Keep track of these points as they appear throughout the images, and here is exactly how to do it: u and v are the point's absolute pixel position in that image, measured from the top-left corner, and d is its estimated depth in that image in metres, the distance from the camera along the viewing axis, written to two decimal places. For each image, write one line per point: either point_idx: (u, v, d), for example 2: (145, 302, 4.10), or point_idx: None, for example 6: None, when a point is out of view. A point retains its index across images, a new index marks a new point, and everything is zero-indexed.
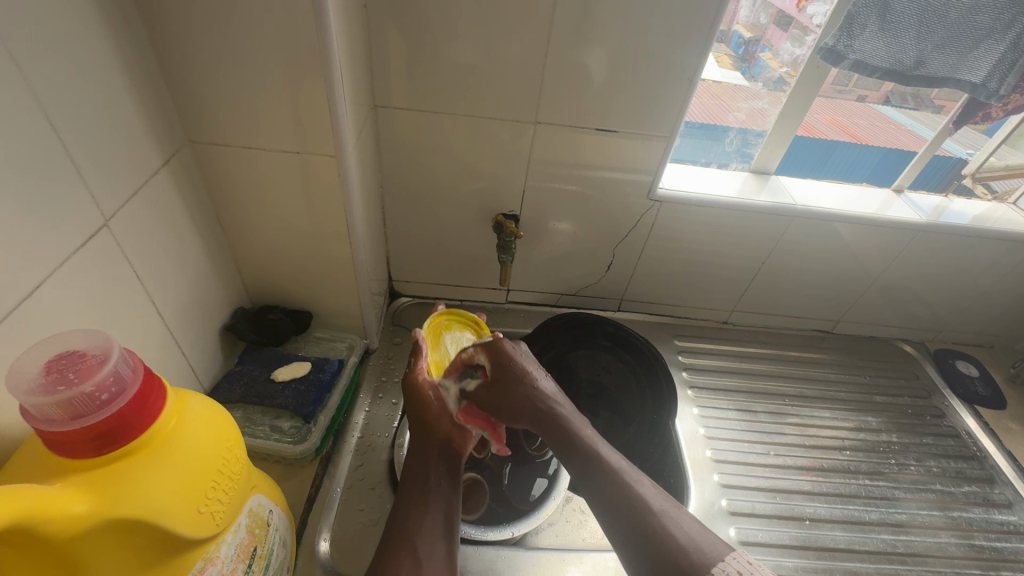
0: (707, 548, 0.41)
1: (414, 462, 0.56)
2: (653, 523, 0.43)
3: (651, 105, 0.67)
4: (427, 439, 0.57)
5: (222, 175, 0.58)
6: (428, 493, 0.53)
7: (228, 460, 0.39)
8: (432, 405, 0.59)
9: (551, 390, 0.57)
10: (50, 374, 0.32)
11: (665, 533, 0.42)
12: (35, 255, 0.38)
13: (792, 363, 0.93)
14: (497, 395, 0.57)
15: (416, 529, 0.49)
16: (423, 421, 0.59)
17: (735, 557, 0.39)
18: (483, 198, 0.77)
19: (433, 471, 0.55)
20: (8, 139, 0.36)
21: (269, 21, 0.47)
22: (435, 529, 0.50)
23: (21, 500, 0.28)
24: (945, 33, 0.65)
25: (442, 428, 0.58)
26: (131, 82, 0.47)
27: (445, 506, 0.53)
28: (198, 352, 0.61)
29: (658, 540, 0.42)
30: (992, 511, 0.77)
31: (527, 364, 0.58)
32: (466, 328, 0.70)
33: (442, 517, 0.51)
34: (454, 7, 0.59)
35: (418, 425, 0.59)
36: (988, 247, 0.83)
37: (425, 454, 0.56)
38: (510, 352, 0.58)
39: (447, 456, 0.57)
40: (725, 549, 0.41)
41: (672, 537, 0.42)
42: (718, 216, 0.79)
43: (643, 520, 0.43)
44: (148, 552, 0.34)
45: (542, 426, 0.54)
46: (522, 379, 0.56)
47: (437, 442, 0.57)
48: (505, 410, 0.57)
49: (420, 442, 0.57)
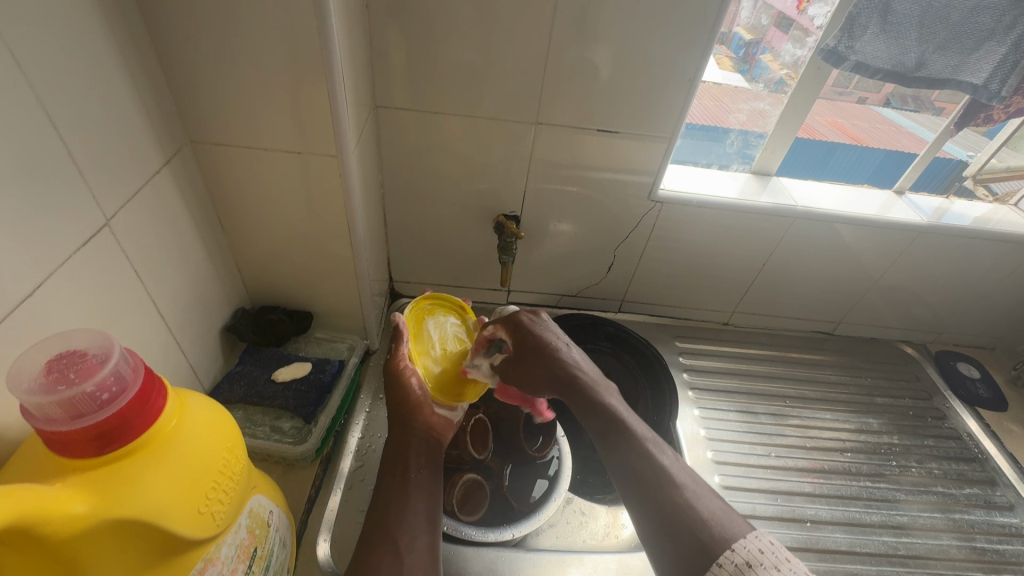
0: (730, 526, 0.40)
1: (394, 452, 0.55)
2: (675, 495, 0.42)
3: (652, 106, 0.67)
4: (407, 429, 0.57)
5: (223, 175, 0.58)
6: (411, 484, 0.52)
7: (228, 461, 0.39)
8: (411, 394, 0.59)
9: (575, 357, 0.57)
10: (50, 374, 0.31)
11: (687, 506, 0.41)
12: (36, 255, 0.38)
13: (793, 364, 0.93)
14: (522, 363, 0.57)
15: (398, 521, 0.49)
16: (404, 410, 0.58)
17: (758, 533, 0.38)
18: (484, 199, 0.77)
19: (414, 462, 0.54)
20: (10, 139, 0.36)
21: (270, 21, 0.47)
22: (418, 520, 0.49)
23: (20, 500, 0.28)
24: (946, 34, 0.65)
25: (425, 419, 0.58)
26: (133, 82, 0.47)
27: (428, 498, 0.52)
28: (198, 352, 0.61)
29: (680, 512, 0.41)
30: (994, 513, 0.77)
31: (550, 335, 0.59)
32: (451, 312, 0.71)
33: (426, 509, 0.51)
34: (455, 8, 0.59)
35: (399, 414, 0.58)
36: (989, 248, 0.83)
37: (405, 445, 0.56)
38: (534, 323, 0.61)
39: (427, 446, 0.57)
40: (747, 527, 0.39)
41: (694, 509, 0.41)
42: (718, 218, 0.79)
43: (665, 493, 0.43)
44: (148, 553, 0.34)
45: (566, 392, 0.54)
46: (548, 345, 0.58)
47: (418, 433, 0.57)
48: (530, 377, 0.57)
49: (400, 431, 0.57)
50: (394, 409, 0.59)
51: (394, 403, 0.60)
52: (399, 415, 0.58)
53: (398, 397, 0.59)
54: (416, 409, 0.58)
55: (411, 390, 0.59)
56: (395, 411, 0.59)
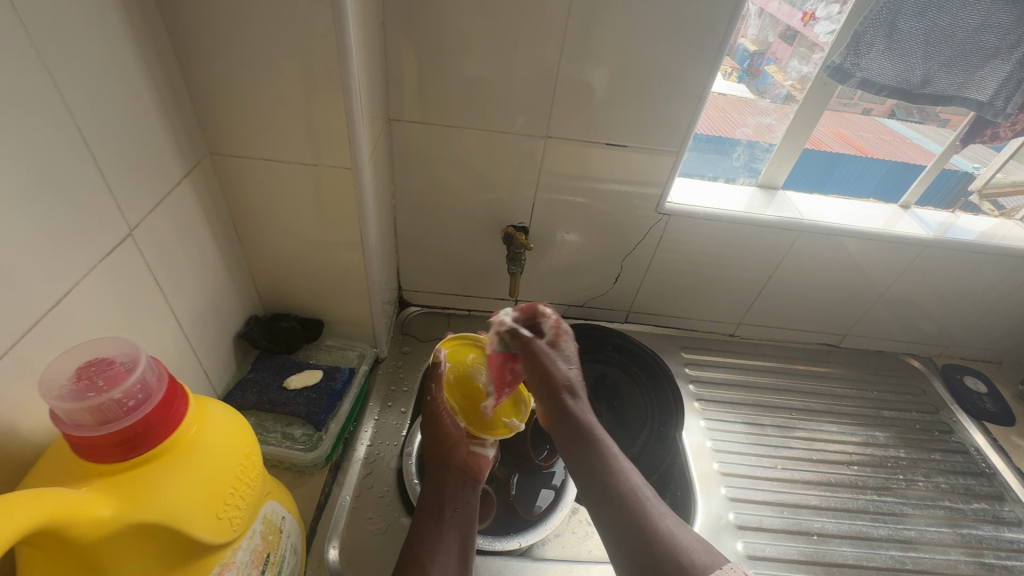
0: (706, 556, 0.43)
1: (431, 493, 0.57)
2: (658, 527, 0.45)
3: (660, 121, 0.68)
4: (444, 467, 0.59)
5: (240, 187, 0.60)
6: (445, 527, 0.55)
7: (245, 467, 0.40)
8: (450, 431, 0.60)
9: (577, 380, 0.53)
10: (80, 381, 0.33)
11: (669, 534, 0.44)
12: (64, 264, 0.40)
13: (799, 376, 0.93)
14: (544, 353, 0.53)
15: (432, 564, 0.51)
16: (442, 447, 0.60)
17: (732, 564, 0.42)
18: (493, 210, 0.78)
19: (450, 505, 0.57)
20: (44, 152, 0.37)
21: (290, 38, 0.48)
22: (450, 563, 0.52)
23: (50, 503, 0.29)
24: (951, 53, 0.66)
25: (459, 459, 0.59)
26: (157, 96, 0.48)
27: (459, 540, 0.54)
28: (212, 359, 0.62)
29: (663, 542, 0.44)
30: (1002, 528, 0.76)
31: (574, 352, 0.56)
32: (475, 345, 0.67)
33: (458, 550, 0.53)
34: (467, 24, 0.61)
35: (437, 452, 0.60)
36: (993, 263, 0.83)
37: (441, 485, 0.58)
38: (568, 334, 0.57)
39: (463, 486, 0.58)
40: (720, 557, 0.43)
41: (675, 540, 0.44)
42: (724, 231, 0.80)
43: (647, 524, 0.45)
44: (167, 557, 0.35)
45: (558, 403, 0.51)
46: (559, 352, 0.54)
47: (456, 470, 0.59)
48: (535, 369, 0.53)
49: (438, 470, 0.59)
50: (429, 448, 0.61)
51: (432, 434, 0.61)
52: (433, 452, 0.60)
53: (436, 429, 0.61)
54: (452, 449, 0.59)
55: (449, 428, 0.61)
56: (431, 446, 0.61)
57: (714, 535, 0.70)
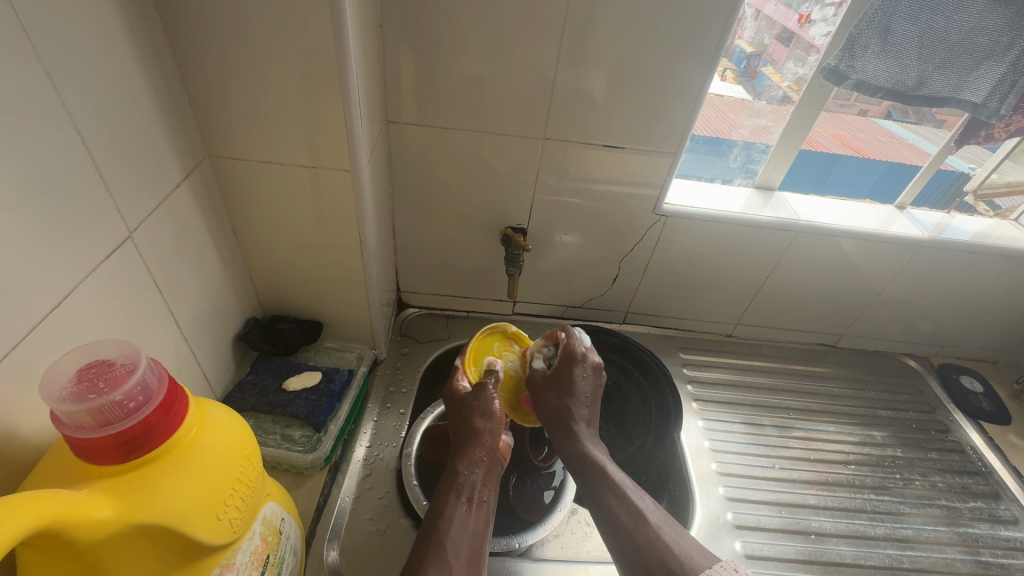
0: (697, 559, 0.45)
1: (465, 472, 0.55)
2: (648, 533, 0.48)
3: (656, 123, 0.69)
4: (474, 442, 0.58)
5: (239, 189, 0.60)
6: (473, 509, 0.52)
7: (246, 468, 0.40)
8: (495, 409, 0.61)
9: (583, 415, 0.60)
10: (81, 383, 0.33)
11: (660, 540, 0.47)
12: (65, 269, 0.40)
13: (795, 377, 0.94)
14: (542, 387, 0.63)
15: (454, 545, 0.47)
16: (480, 423, 0.59)
17: (723, 564, 0.44)
18: (492, 212, 0.78)
19: (479, 487, 0.54)
20: (45, 156, 0.37)
21: (289, 43, 0.49)
22: (472, 547, 0.48)
23: (52, 504, 0.29)
24: (945, 54, 0.67)
25: (494, 438, 0.59)
26: (157, 99, 0.49)
27: (481, 525, 0.51)
28: (211, 361, 0.62)
29: (651, 549, 0.47)
30: (999, 527, 0.77)
31: (582, 384, 0.62)
32: (493, 341, 0.73)
33: (479, 535, 0.50)
34: (465, 27, 0.61)
35: (467, 428, 0.59)
36: (987, 263, 0.84)
37: (476, 466, 0.56)
38: (578, 363, 0.63)
39: (489, 465, 0.57)
40: (714, 558, 0.45)
41: (662, 543, 0.47)
42: (721, 231, 0.80)
43: (638, 530, 0.49)
44: (168, 557, 0.35)
45: (556, 432, 0.60)
46: (562, 384, 0.62)
47: (484, 447, 0.58)
48: (539, 398, 0.63)
49: (471, 444, 0.57)
50: (464, 425, 0.60)
51: (473, 409, 0.61)
52: (471, 427, 0.59)
53: (478, 406, 0.61)
54: (492, 426, 0.59)
55: (492, 406, 0.61)
56: (470, 421, 0.60)
57: (713, 535, 0.70)
